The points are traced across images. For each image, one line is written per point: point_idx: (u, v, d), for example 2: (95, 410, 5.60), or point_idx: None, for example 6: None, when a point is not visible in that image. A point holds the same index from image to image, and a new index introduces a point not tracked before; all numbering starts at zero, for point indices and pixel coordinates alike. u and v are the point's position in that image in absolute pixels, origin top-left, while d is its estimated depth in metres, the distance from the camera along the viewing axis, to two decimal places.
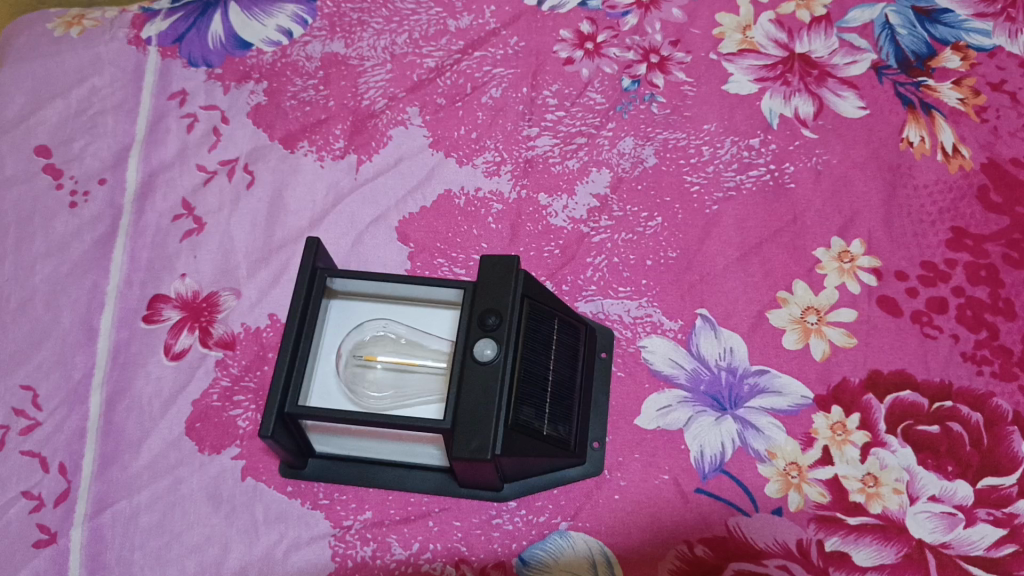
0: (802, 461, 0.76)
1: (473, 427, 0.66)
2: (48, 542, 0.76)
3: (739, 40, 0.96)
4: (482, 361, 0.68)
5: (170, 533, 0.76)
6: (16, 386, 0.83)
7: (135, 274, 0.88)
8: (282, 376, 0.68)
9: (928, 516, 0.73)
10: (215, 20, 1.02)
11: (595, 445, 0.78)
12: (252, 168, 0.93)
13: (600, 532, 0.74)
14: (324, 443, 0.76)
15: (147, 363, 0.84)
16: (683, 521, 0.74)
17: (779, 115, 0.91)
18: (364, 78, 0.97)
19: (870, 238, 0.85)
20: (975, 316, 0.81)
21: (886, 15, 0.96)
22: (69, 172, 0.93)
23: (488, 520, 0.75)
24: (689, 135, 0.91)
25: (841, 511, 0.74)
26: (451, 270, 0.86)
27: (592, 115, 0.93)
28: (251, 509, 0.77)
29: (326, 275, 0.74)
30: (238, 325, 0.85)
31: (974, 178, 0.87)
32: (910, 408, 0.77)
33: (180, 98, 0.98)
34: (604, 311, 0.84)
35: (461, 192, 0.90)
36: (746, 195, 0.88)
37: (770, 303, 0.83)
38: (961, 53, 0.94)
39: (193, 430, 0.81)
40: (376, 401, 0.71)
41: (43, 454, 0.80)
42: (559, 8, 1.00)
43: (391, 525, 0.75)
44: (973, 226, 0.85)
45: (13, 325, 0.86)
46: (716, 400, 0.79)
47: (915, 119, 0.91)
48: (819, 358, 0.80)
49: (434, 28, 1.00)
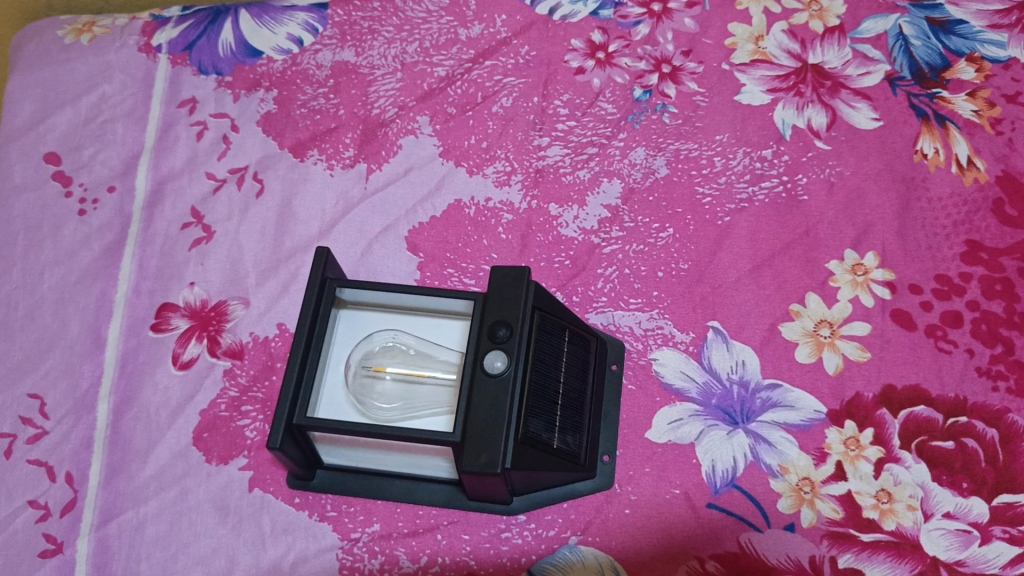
0: (815, 477, 0.75)
1: (483, 440, 0.65)
2: (54, 552, 0.76)
3: (751, 51, 0.95)
4: (492, 374, 0.67)
5: (177, 545, 0.76)
6: (23, 394, 0.83)
7: (143, 283, 0.88)
8: (290, 388, 0.68)
9: (942, 534, 0.72)
10: (225, 28, 1.02)
11: (606, 459, 0.77)
12: (261, 176, 0.93)
13: (610, 546, 0.74)
14: (331, 455, 0.76)
15: (155, 372, 0.83)
16: (694, 537, 0.74)
17: (792, 126, 0.91)
18: (374, 87, 0.97)
19: (884, 251, 0.84)
20: (990, 331, 0.80)
21: (899, 26, 0.96)
22: (78, 180, 0.93)
23: (496, 534, 0.75)
24: (701, 146, 0.91)
25: (854, 528, 0.73)
26: (461, 280, 0.86)
27: (603, 125, 0.93)
28: (258, 521, 0.76)
29: (335, 285, 0.73)
30: (246, 334, 0.84)
31: (989, 191, 0.87)
32: (923, 424, 0.76)
33: (190, 106, 0.97)
34: (614, 323, 0.83)
35: (471, 202, 0.90)
36: (758, 207, 0.87)
37: (782, 315, 0.82)
38: (975, 65, 0.93)
39: (200, 441, 0.80)
40: (384, 412, 0.70)
41: (50, 463, 0.79)
42: (571, 17, 0.99)
43: (399, 538, 0.75)
44: (988, 240, 0.84)
45: (21, 334, 0.86)
46: (728, 414, 0.78)
47: (929, 131, 0.90)
48: (832, 372, 0.79)
49: (445, 37, 1.00)
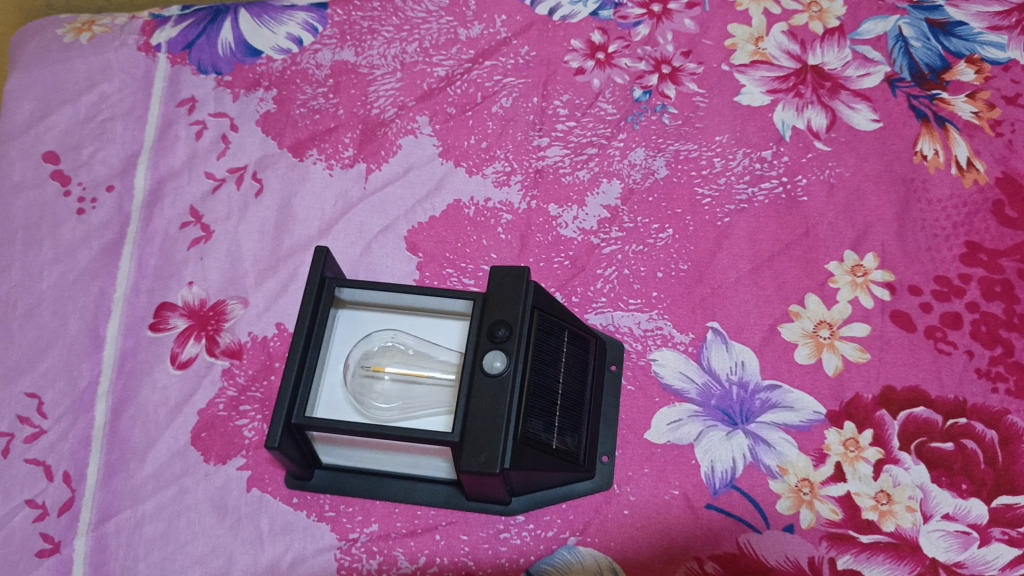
0: (814, 478, 0.75)
1: (482, 440, 0.65)
2: (51, 552, 0.76)
3: (751, 52, 0.95)
4: (492, 374, 0.67)
5: (175, 544, 0.76)
6: (21, 393, 0.83)
7: (142, 282, 0.88)
8: (289, 387, 0.67)
9: (942, 535, 0.72)
10: (225, 28, 1.01)
11: (605, 459, 0.77)
12: (261, 176, 0.93)
13: (609, 547, 0.73)
14: (330, 455, 0.75)
15: (154, 371, 0.83)
16: (694, 537, 0.73)
17: (792, 127, 0.91)
18: (373, 87, 0.97)
19: (883, 252, 0.84)
20: (990, 332, 0.80)
21: (899, 27, 0.96)
22: (77, 179, 0.93)
23: (495, 535, 0.75)
24: (700, 147, 0.91)
25: (853, 529, 0.73)
26: (460, 280, 0.86)
27: (602, 125, 0.93)
28: (256, 521, 0.76)
29: (335, 284, 0.73)
30: (245, 334, 0.84)
31: (989, 192, 0.87)
32: (923, 425, 0.76)
33: (189, 105, 0.97)
34: (613, 323, 0.83)
35: (471, 202, 0.89)
36: (757, 207, 0.87)
37: (782, 316, 0.82)
38: (975, 66, 0.93)
39: (199, 440, 0.80)
40: (383, 412, 0.70)
41: (48, 463, 0.79)
42: (571, 17, 0.99)
43: (397, 538, 0.75)
44: (988, 241, 0.84)
45: (19, 332, 0.86)
46: (727, 415, 0.78)
47: (928, 132, 0.90)
48: (832, 373, 0.79)
49: (445, 37, 1.00)
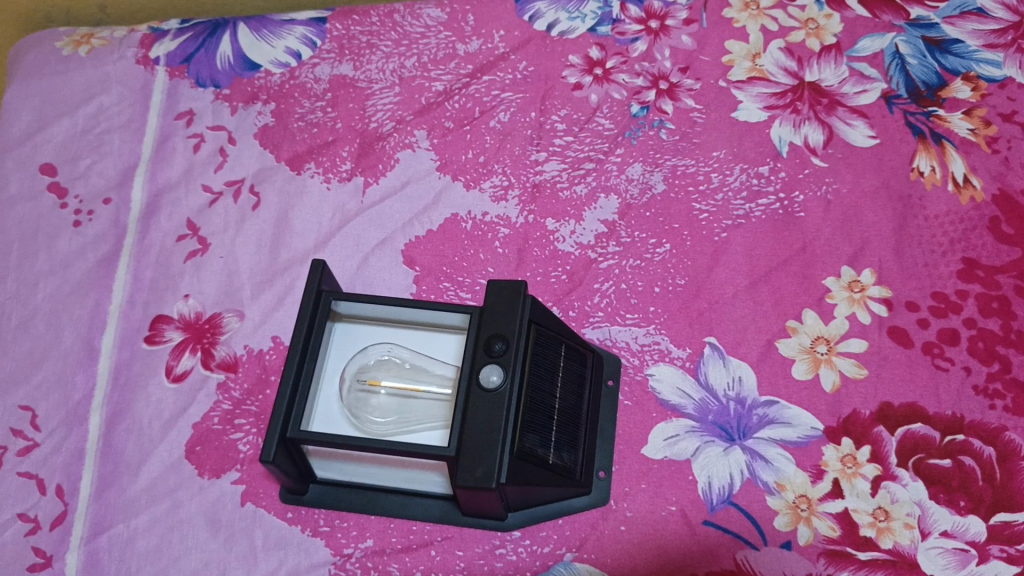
0: (812, 494, 0.74)
1: (478, 455, 0.65)
2: (43, 566, 0.75)
3: (748, 68, 0.96)
4: (488, 388, 0.67)
5: (167, 559, 0.75)
6: (15, 405, 0.82)
7: (138, 294, 0.88)
8: (284, 400, 0.67)
9: (940, 553, 0.72)
10: (224, 41, 1.02)
11: (601, 474, 0.77)
12: (258, 189, 0.93)
13: (605, 563, 0.73)
14: (324, 469, 0.75)
15: (148, 384, 0.83)
16: (691, 555, 0.73)
17: (789, 143, 0.91)
18: (372, 101, 0.97)
19: (881, 268, 0.84)
20: (987, 348, 0.80)
21: (896, 44, 0.96)
22: (74, 191, 0.93)
23: (491, 550, 0.74)
24: (698, 162, 0.91)
25: (851, 546, 0.72)
26: (457, 294, 0.85)
27: (600, 140, 0.93)
28: (250, 535, 0.75)
29: (331, 297, 0.73)
30: (240, 346, 0.84)
31: (986, 209, 0.87)
32: (921, 441, 0.76)
33: (187, 118, 0.97)
34: (611, 338, 0.83)
35: (468, 217, 0.89)
36: (755, 223, 0.87)
37: (779, 332, 0.82)
38: (972, 84, 0.94)
39: (193, 454, 0.79)
40: (379, 426, 0.70)
41: (41, 476, 0.79)
42: (569, 33, 1.00)
43: (392, 553, 0.74)
44: (984, 258, 0.84)
45: (13, 345, 0.85)
46: (724, 430, 0.78)
47: (925, 148, 0.90)
48: (830, 389, 0.79)
49: (443, 52, 1.00)
